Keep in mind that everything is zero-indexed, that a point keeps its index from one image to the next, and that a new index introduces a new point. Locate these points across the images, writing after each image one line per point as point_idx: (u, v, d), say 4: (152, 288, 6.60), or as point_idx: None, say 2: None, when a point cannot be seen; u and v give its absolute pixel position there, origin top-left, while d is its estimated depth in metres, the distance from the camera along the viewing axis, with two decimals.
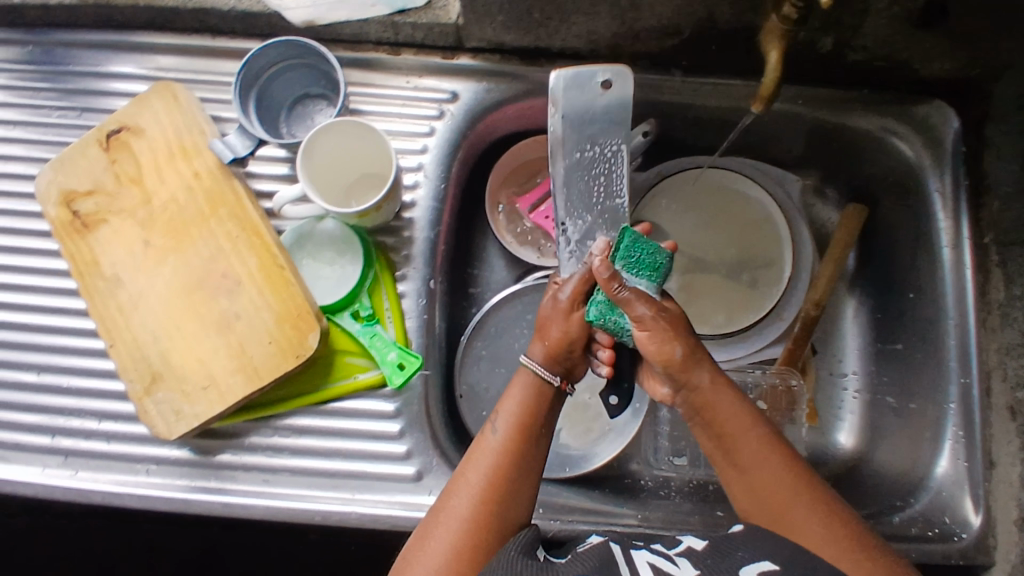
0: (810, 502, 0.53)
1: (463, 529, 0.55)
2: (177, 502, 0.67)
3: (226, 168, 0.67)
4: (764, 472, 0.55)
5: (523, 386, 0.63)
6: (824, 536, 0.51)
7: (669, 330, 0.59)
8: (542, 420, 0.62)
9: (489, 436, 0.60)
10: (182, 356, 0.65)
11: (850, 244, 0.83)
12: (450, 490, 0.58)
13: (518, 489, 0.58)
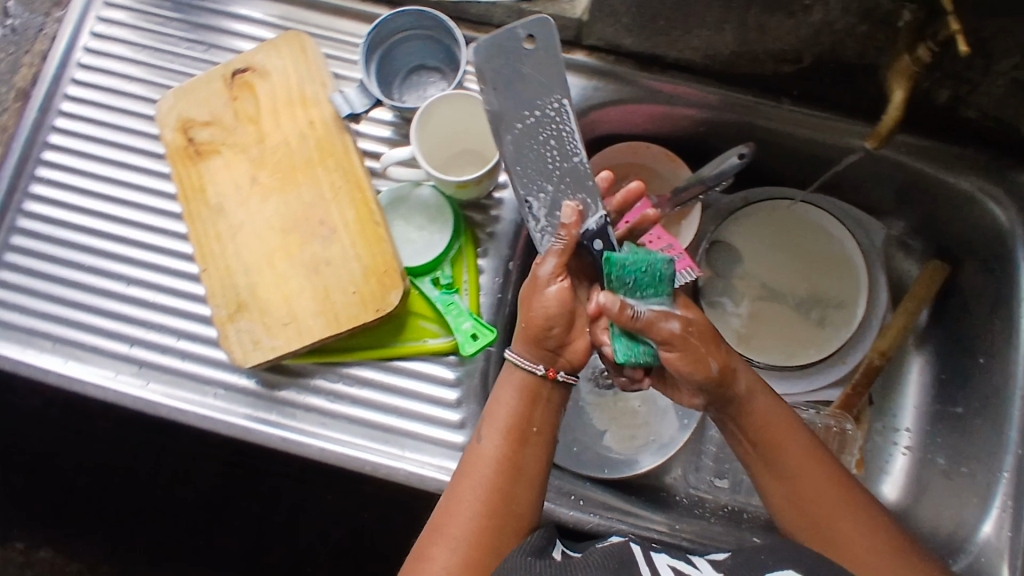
0: (851, 505, 0.59)
1: (468, 542, 0.57)
2: (239, 429, 0.70)
3: (340, 122, 0.70)
4: (803, 478, 0.61)
5: (512, 390, 0.63)
6: (865, 539, 0.57)
7: (705, 342, 0.61)
8: (533, 422, 0.63)
9: (480, 450, 0.62)
10: (269, 291, 0.68)
11: (926, 300, 0.83)
12: (449, 502, 0.60)
13: (516, 499, 0.59)
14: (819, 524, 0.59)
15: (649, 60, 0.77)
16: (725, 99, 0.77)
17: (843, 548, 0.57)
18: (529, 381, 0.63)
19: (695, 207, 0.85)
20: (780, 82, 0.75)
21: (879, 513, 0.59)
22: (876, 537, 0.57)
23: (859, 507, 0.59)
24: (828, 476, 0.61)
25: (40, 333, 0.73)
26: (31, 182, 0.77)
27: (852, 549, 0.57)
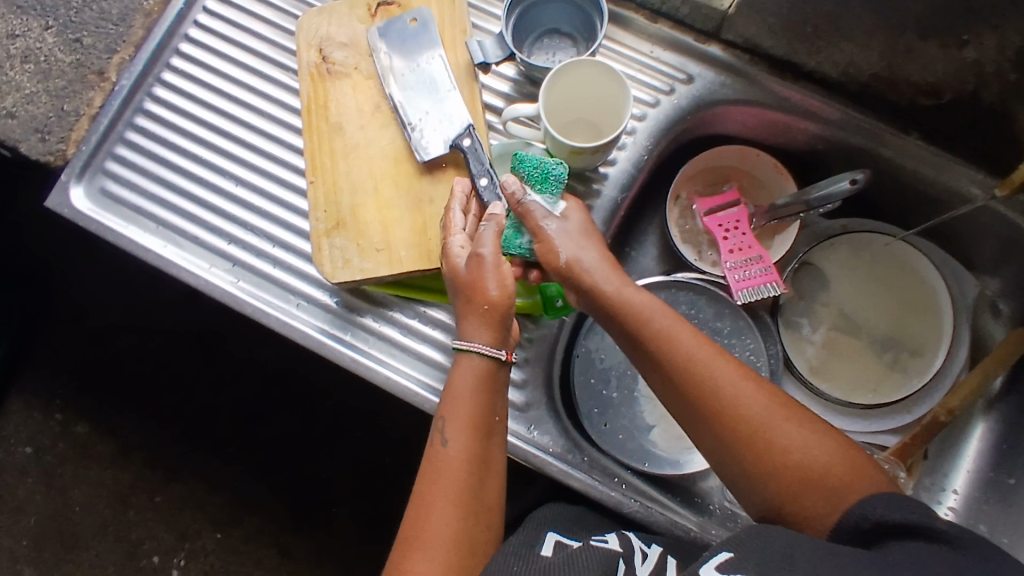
0: (755, 389, 0.56)
1: (450, 550, 0.55)
2: (314, 342, 0.72)
3: (472, 69, 0.71)
4: (692, 360, 0.58)
5: (474, 377, 0.60)
6: (776, 422, 0.54)
7: (574, 237, 0.66)
8: (490, 406, 0.60)
9: (441, 447, 0.58)
10: (370, 216, 0.70)
11: (1005, 364, 0.79)
12: (420, 504, 0.57)
13: (484, 494, 0.58)
14: (728, 416, 0.55)
15: (783, 66, 0.76)
16: (852, 119, 0.76)
17: (754, 435, 0.54)
18: (489, 367, 0.60)
19: (795, 223, 0.84)
20: (915, 114, 0.74)
21: (777, 393, 0.57)
22: (784, 415, 0.54)
23: (762, 389, 0.56)
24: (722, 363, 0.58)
25: (149, 214, 0.77)
26: (165, 70, 0.81)
27: (764, 433, 0.54)
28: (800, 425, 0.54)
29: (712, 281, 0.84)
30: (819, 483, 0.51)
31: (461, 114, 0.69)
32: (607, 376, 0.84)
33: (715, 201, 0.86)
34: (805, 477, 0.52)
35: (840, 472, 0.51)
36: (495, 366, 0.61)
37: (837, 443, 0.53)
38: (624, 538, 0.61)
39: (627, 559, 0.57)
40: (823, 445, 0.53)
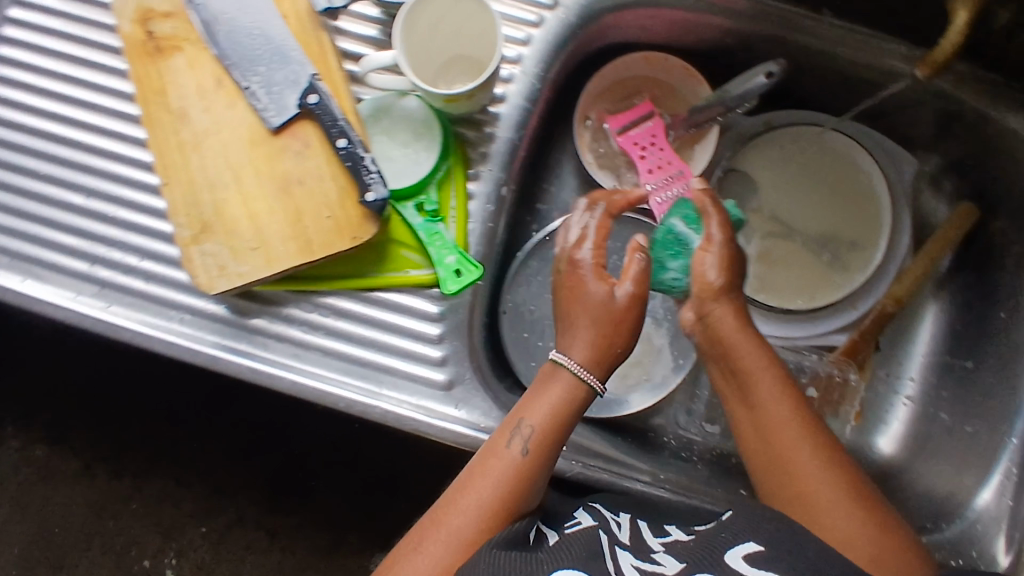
0: (827, 462, 0.53)
1: (465, 546, 0.51)
2: (205, 358, 0.65)
3: (315, 17, 0.61)
4: (773, 417, 0.55)
5: (560, 391, 0.57)
6: (834, 500, 0.51)
7: (732, 260, 0.61)
8: (563, 432, 0.57)
9: (509, 449, 0.55)
10: (237, 210, 0.62)
11: (952, 244, 0.77)
12: (457, 493, 0.54)
13: (520, 511, 0.54)
14: (792, 476, 0.53)
15: None
16: (759, 8, 0.67)
17: (807, 504, 0.52)
18: (573, 383, 0.57)
19: (712, 130, 0.77)
20: None
21: (856, 479, 0.53)
22: (847, 497, 0.51)
23: (835, 465, 0.53)
24: (803, 429, 0.55)
25: None
26: None
27: (820, 506, 0.51)
28: (860, 511, 0.50)
29: (632, 210, 0.78)
30: (863, 574, 0.49)
31: (302, 64, 0.60)
32: (538, 329, 0.78)
33: (627, 117, 0.78)
34: (848, 563, 0.49)
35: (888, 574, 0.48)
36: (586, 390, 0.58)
37: (897, 542, 0.49)
38: (595, 512, 0.57)
39: (607, 531, 0.53)
40: (883, 539, 0.49)
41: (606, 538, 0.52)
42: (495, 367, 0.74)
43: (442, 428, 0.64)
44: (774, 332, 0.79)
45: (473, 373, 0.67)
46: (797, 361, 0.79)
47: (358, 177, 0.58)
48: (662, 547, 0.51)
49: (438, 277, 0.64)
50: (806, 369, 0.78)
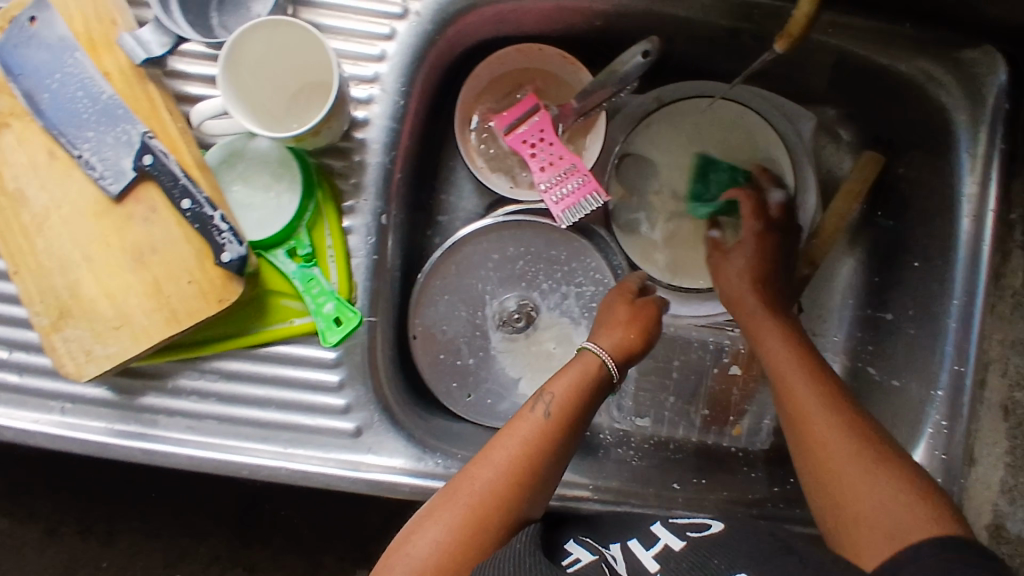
0: (840, 413, 0.54)
1: (490, 499, 0.52)
2: (94, 446, 0.61)
3: (138, 69, 0.55)
4: (788, 376, 0.58)
5: (579, 369, 0.61)
6: (842, 442, 0.52)
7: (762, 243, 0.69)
8: (585, 409, 0.60)
9: (532, 413, 0.58)
10: (93, 290, 0.56)
11: (860, 195, 0.75)
12: (482, 453, 0.55)
13: (545, 478, 0.55)
14: (803, 424, 0.55)
15: None
16: None
17: (819, 450, 0.53)
18: (591, 360, 0.62)
19: (601, 116, 0.74)
20: None
21: (886, 444, 0.52)
22: (859, 446, 0.52)
23: (851, 419, 0.54)
24: (814, 386, 0.57)
25: None
26: None
27: (832, 452, 0.52)
28: (883, 466, 0.50)
29: (531, 211, 0.74)
30: (868, 517, 0.49)
31: (133, 124, 0.55)
32: (454, 347, 0.75)
33: (513, 114, 0.74)
34: (856, 510, 0.49)
35: (886, 516, 0.48)
36: (602, 370, 0.62)
37: (909, 487, 0.49)
38: (589, 545, 0.54)
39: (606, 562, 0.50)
40: (890, 485, 0.49)
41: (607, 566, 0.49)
42: (414, 398, 0.72)
43: (355, 478, 0.61)
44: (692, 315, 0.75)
45: (382, 414, 0.63)
46: (718, 341, 0.75)
47: (211, 239, 0.54)
48: (656, 564, 0.49)
49: (318, 328, 0.60)
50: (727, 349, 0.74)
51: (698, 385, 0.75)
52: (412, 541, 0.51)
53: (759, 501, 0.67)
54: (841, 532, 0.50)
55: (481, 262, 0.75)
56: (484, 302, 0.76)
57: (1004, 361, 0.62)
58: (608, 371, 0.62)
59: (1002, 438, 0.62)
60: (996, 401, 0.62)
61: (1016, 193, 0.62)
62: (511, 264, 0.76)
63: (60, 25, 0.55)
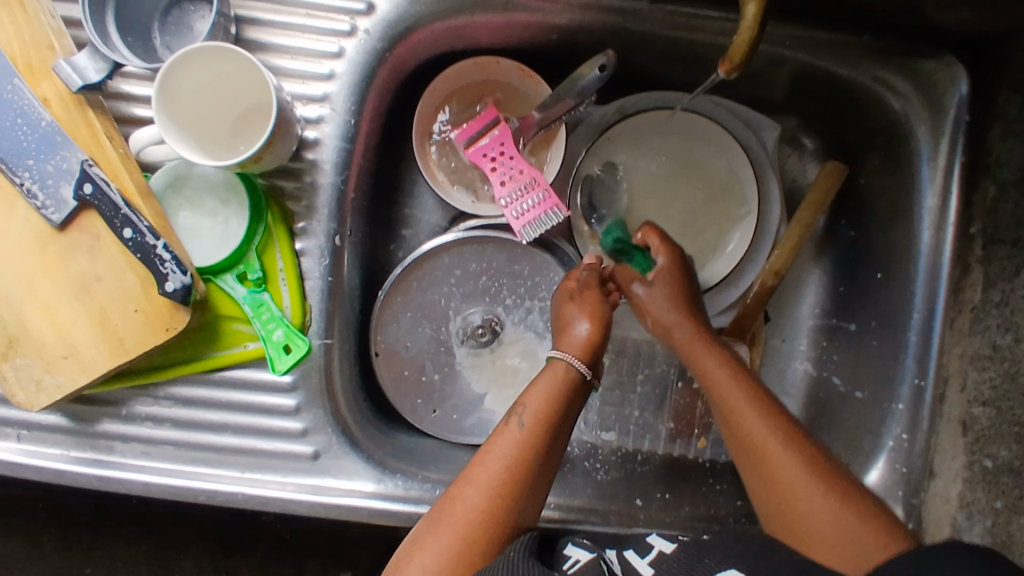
0: (791, 442, 0.53)
1: (479, 523, 0.51)
2: (49, 473, 0.59)
3: (76, 96, 0.54)
4: (734, 403, 0.56)
5: (552, 377, 0.58)
6: (797, 476, 0.51)
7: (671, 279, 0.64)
8: (567, 416, 0.57)
9: (509, 427, 0.55)
10: (38, 320, 0.55)
11: (823, 206, 0.74)
12: (465, 475, 0.53)
13: (535, 489, 0.53)
14: (750, 450, 0.54)
15: None
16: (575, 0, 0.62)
17: (774, 484, 0.52)
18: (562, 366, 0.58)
19: (562, 128, 0.73)
20: None
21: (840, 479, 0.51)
22: (815, 481, 0.50)
23: (800, 443, 0.53)
24: (759, 408, 0.55)
25: None
26: None
27: (782, 483, 0.51)
28: (827, 484, 0.50)
29: (493, 225, 0.74)
30: (826, 548, 0.48)
31: (73, 151, 0.53)
32: (419, 363, 0.74)
33: (473, 128, 0.73)
34: (812, 541, 0.49)
35: (850, 546, 0.47)
36: (570, 374, 0.58)
37: (862, 509, 0.49)
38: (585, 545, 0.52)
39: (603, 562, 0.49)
40: (848, 512, 0.48)
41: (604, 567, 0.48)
42: (377, 414, 0.72)
43: (314, 501, 0.60)
44: None
45: (341, 437, 0.63)
46: None
47: (153, 268, 0.53)
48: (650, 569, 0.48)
49: (268, 355, 0.60)
50: None
51: (663, 400, 0.74)
52: (401, 573, 0.50)
53: (721, 515, 0.67)
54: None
55: (443, 277, 0.74)
56: (448, 317, 0.75)
57: (963, 376, 0.61)
58: (579, 374, 0.59)
59: (961, 454, 0.60)
60: (954, 415, 0.61)
61: (974, 207, 0.62)
62: (474, 280, 0.75)
63: None
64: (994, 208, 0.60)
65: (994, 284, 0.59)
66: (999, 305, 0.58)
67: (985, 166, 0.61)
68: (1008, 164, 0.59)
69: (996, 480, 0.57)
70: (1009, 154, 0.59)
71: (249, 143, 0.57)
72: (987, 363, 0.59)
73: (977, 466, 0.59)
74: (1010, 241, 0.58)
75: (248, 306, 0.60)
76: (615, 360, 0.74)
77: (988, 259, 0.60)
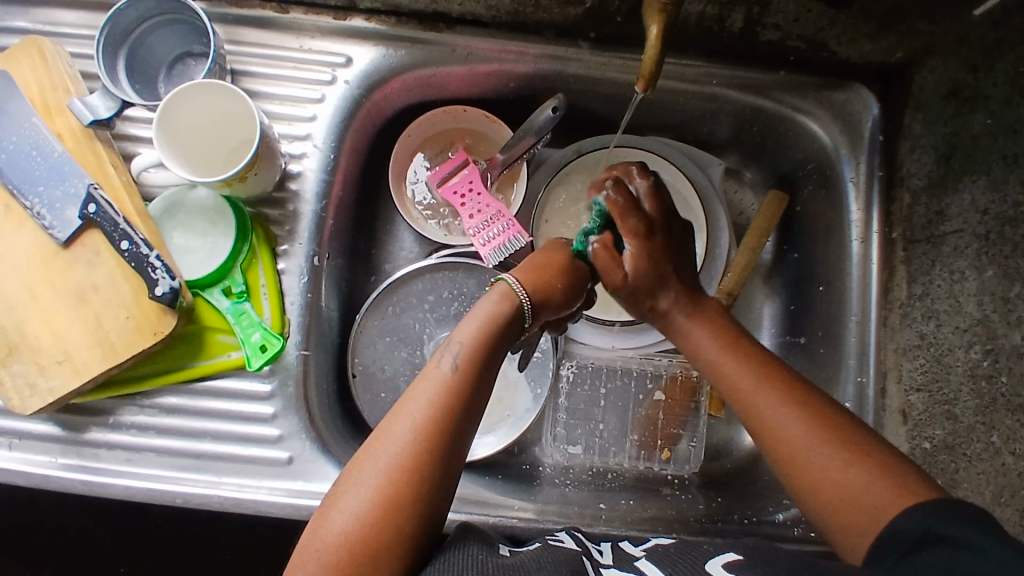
0: (793, 401, 0.52)
1: (399, 472, 0.48)
2: (36, 479, 0.63)
3: (86, 130, 0.63)
4: (733, 368, 0.55)
5: (492, 301, 0.56)
6: (805, 438, 0.50)
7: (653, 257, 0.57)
8: (497, 353, 0.55)
9: (434, 365, 0.53)
10: (38, 328, 0.61)
11: (768, 232, 0.78)
12: (388, 420, 0.51)
13: (460, 432, 0.51)
14: (750, 413, 0.53)
15: (434, 18, 0.71)
16: (530, 51, 0.71)
17: (785, 447, 0.51)
18: (508, 296, 0.56)
19: (523, 167, 0.79)
20: (574, 25, 0.69)
21: (851, 444, 0.49)
22: (825, 441, 0.49)
23: (803, 401, 0.52)
24: (778, 392, 0.53)
25: None
26: None
27: (791, 442, 0.50)
28: (833, 442, 0.49)
29: (463, 253, 0.80)
30: (845, 505, 0.47)
31: (79, 177, 0.61)
32: (394, 385, 0.77)
33: (444, 169, 0.79)
34: (828, 499, 0.48)
35: (864, 508, 0.46)
36: (514, 303, 0.56)
37: (876, 465, 0.48)
38: (580, 536, 0.57)
39: (589, 555, 0.53)
40: (860, 470, 0.48)
41: (588, 561, 0.52)
42: (353, 433, 0.75)
43: (288, 504, 0.63)
44: (624, 345, 0.78)
45: (314, 444, 0.66)
46: (643, 367, 0.79)
47: (145, 275, 0.60)
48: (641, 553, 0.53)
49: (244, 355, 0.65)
50: (651, 375, 0.79)
51: (626, 413, 0.79)
52: (320, 534, 0.47)
53: (684, 517, 0.70)
54: (824, 522, 0.49)
55: (417, 304, 0.79)
56: (422, 341, 0.79)
57: (899, 369, 0.65)
58: (522, 308, 0.56)
59: (904, 442, 0.63)
60: (895, 406, 0.64)
61: (895, 215, 0.67)
62: (446, 306, 0.79)
63: (17, 93, 0.63)
64: (910, 213, 0.65)
65: (917, 279, 0.63)
66: (920, 298, 0.63)
67: (898, 179, 0.67)
68: (917, 173, 0.64)
69: (935, 460, 0.60)
70: (919, 162, 0.64)
71: (231, 167, 0.65)
72: (918, 353, 0.63)
73: (918, 449, 0.61)
74: (925, 239, 0.63)
75: (231, 316, 0.66)
76: (579, 375, 0.80)
77: (910, 259, 0.65)
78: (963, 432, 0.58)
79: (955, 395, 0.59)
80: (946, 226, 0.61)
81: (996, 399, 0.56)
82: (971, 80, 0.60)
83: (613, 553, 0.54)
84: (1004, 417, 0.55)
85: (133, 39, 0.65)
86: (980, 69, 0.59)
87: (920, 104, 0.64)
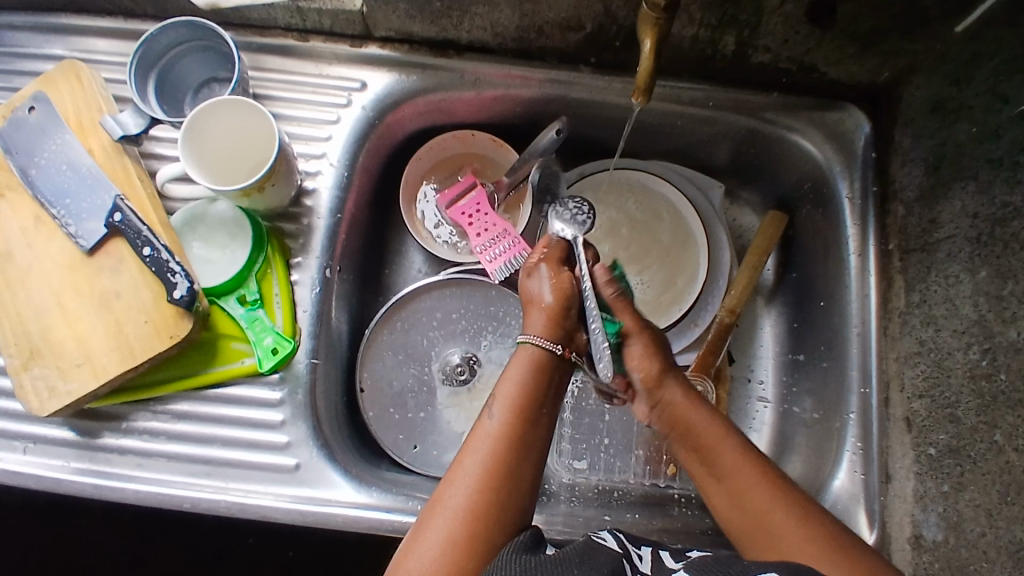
0: (805, 523, 0.51)
1: (466, 519, 0.51)
2: (49, 482, 0.65)
3: (117, 146, 0.67)
4: (744, 488, 0.54)
5: (524, 363, 0.59)
6: (801, 550, 0.50)
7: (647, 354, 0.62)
8: (543, 404, 0.57)
9: (485, 420, 0.56)
10: (60, 331, 0.64)
11: (768, 251, 0.79)
12: (451, 470, 0.54)
13: (518, 478, 0.53)
14: (754, 515, 0.53)
15: (444, 46, 0.75)
16: (535, 76, 0.75)
17: (764, 540, 0.52)
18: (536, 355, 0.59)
19: (529, 188, 0.80)
20: (576, 50, 0.73)
21: (842, 543, 0.50)
22: (823, 546, 0.50)
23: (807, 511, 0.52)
24: (772, 492, 0.53)
25: None
26: None
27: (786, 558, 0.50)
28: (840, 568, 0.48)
29: (470, 270, 0.81)
30: None
31: (108, 190, 0.65)
32: (402, 401, 0.78)
33: (455, 191, 0.80)
34: None
35: None
36: (543, 355, 0.59)
37: None
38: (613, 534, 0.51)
39: (628, 560, 0.47)
40: None
41: (627, 566, 0.46)
42: (360, 446, 0.75)
43: (294, 509, 0.64)
44: None
45: (321, 451, 0.67)
46: None
47: (165, 279, 0.63)
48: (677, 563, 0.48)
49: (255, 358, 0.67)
50: None
51: (631, 428, 0.79)
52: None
53: (690, 529, 0.70)
54: None
55: (426, 320, 0.80)
56: (429, 357, 0.80)
57: (901, 377, 0.66)
58: (552, 355, 0.59)
59: (909, 450, 0.64)
60: (899, 415, 0.66)
61: (890, 228, 0.70)
62: (454, 323, 0.81)
63: (53, 112, 0.67)
64: (904, 224, 0.68)
65: (913, 287, 0.66)
66: (919, 305, 0.65)
67: (893, 194, 0.70)
68: (907, 187, 0.68)
69: (941, 465, 0.60)
70: (909, 177, 0.68)
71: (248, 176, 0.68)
72: (918, 360, 0.64)
73: (923, 455, 0.62)
74: (920, 248, 0.65)
75: (243, 324, 0.68)
76: (584, 390, 0.80)
77: (905, 268, 0.67)
78: (966, 434, 0.58)
79: (956, 398, 0.59)
80: (939, 233, 0.63)
81: (996, 397, 0.55)
82: (955, 92, 0.62)
83: (652, 561, 0.48)
84: (1005, 414, 0.54)
85: (164, 61, 0.69)
86: (963, 81, 0.62)
87: (909, 121, 0.68)
